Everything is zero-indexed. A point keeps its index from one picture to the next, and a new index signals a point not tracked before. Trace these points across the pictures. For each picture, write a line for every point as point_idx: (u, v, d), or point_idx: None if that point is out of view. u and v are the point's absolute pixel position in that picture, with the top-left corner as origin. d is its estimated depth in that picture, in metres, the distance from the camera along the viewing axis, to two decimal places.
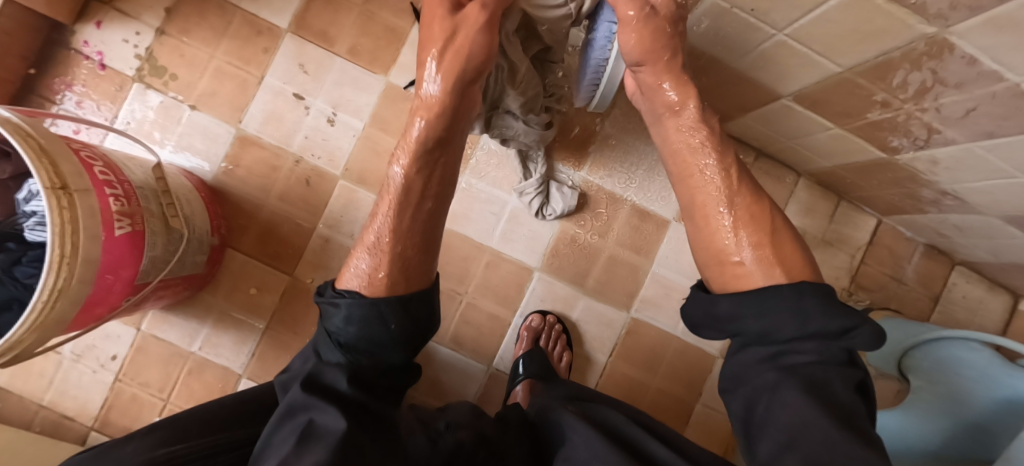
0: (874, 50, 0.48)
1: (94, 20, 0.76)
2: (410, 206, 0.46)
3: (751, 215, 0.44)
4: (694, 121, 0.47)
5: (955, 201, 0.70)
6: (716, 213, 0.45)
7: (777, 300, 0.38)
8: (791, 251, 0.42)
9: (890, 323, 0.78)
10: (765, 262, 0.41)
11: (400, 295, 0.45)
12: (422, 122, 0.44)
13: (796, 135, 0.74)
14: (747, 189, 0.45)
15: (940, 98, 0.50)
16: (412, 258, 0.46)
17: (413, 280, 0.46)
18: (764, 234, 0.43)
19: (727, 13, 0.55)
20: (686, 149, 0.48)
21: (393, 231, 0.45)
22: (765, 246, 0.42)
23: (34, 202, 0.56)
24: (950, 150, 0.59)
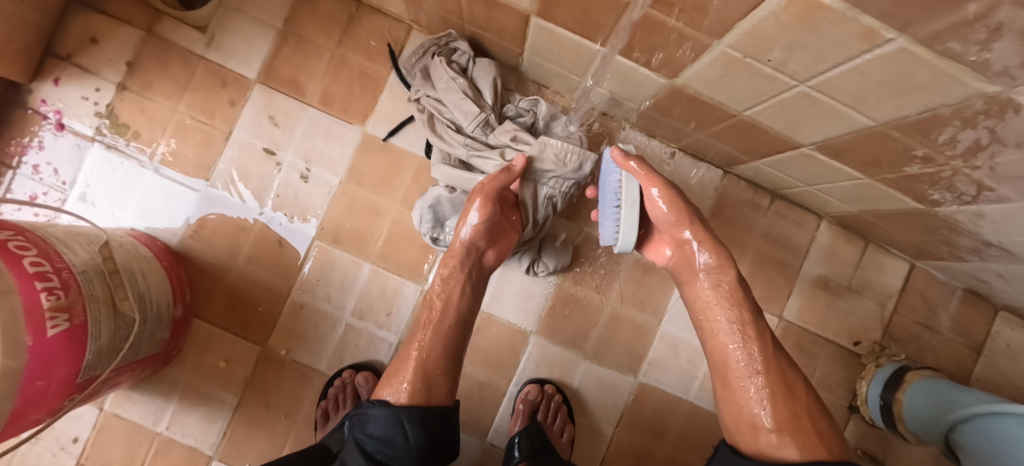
0: (917, 105, 0.40)
1: (51, 77, 0.71)
2: (438, 330, 0.55)
3: (784, 388, 0.48)
4: (722, 305, 0.53)
5: (1002, 253, 0.61)
6: (744, 381, 0.50)
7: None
8: (815, 421, 0.46)
9: (929, 390, 0.68)
10: (796, 434, 0.45)
11: (419, 409, 0.49)
12: (447, 270, 0.57)
13: (815, 181, 0.66)
14: (769, 359, 0.49)
15: (996, 157, 0.43)
16: (439, 377, 0.53)
17: (433, 396, 0.52)
18: (796, 404, 0.47)
19: (736, 63, 0.46)
20: (714, 326, 0.53)
21: (422, 349, 0.53)
22: (798, 419, 0.46)
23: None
24: (1000, 207, 0.51)
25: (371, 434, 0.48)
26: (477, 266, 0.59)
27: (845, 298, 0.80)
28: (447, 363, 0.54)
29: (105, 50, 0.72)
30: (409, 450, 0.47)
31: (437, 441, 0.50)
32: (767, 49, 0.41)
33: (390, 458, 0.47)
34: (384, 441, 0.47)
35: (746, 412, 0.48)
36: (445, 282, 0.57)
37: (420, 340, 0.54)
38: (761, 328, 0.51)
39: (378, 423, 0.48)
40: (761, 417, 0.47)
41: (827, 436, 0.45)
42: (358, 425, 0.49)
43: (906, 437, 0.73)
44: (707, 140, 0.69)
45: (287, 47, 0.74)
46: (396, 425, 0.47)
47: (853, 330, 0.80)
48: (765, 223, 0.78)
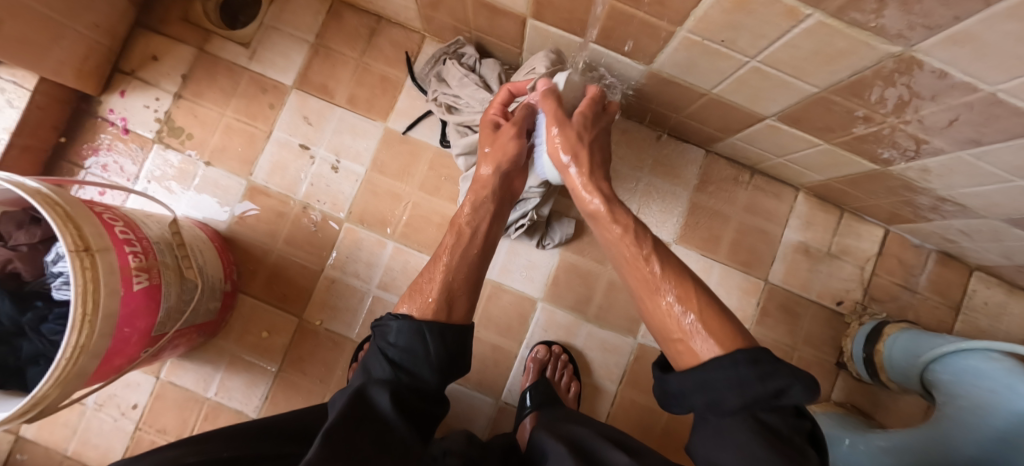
0: (845, 70, 0.49)
1: (118, 90, 0.83)
2: (459, 248, 0.61)
3: (678, 286, 0.51)
4: (623, 227, 0.58)
5: (956, 207, 0.68)
6: (661, 294, 0.51)
7: (720, 374, 0.42)
8: (723, 326, 0.46)
9: (904, 338, 0.74)
10: (703, 329, 0.46)
11: (438, 324, 0.52)
12: (467, 203, 0.64)
13: (784, 152, 0.75)
14: (659, 260, 0.54)
15: (920, 110, 0.51)
16: (460, 297, 0.58)
17: (455, 313, 0.56)
18: (695, 302, 0.49)
19: (697, 46, 0.55)
20: (610, 234, 0.59)
21: (446, 270, 0.58)
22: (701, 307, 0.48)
23: (61, 263, 0.58)
24: (940, 160, 0.58)
25: (394, 343, 0.51)
26: (505, 190, 0.67)
27: (824, 264, 0.86)
28: (469, 285, 0.60)
29: (163, 65, 0.84)
30: (428, 362, 0.50)
31: (453, 353, 0.53)
32: (718, 31, 0.51)
33: (413, 364, 0.50)
34: (407, 350, 0.50)
35: (670, 323, 0.49)
36: (473, 210, 0.64)
37: (445, 259, 0.60)
38: (637, 229, 0.57)
39: (400, 333, 0.51)
40: (680, 328, 0.48)
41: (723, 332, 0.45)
42: (381, 334, 0.53)
43: (889, 386, 0.79)
44: (687, 121, 0.78)
45: (317, 58, 0.85)
46: (418, 335, 0.51)
47: (836, 292, 0.86)
48: (746, 197, 0.86)
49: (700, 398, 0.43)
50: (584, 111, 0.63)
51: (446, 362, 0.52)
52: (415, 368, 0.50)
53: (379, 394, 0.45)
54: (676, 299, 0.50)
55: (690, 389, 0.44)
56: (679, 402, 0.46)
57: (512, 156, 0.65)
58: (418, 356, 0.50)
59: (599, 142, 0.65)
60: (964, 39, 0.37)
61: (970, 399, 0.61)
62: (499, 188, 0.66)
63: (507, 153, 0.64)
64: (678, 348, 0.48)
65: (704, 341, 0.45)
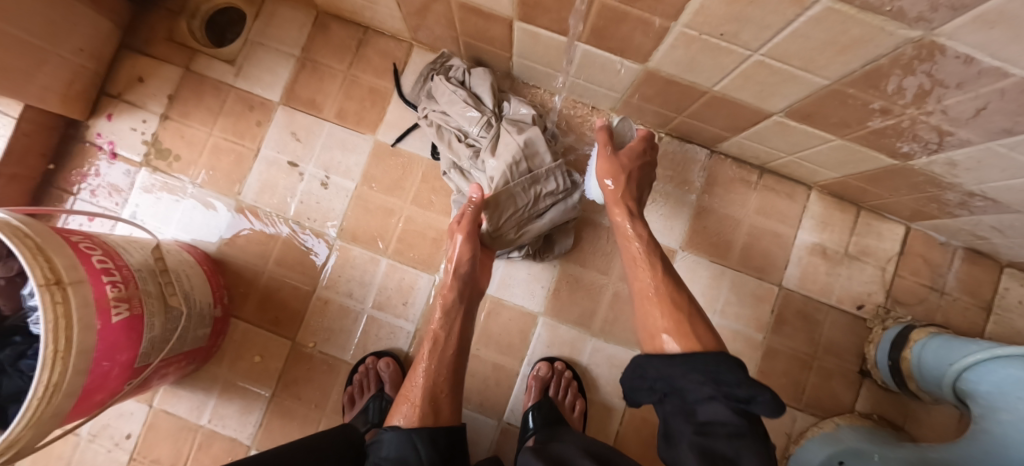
0: (859, 59, 0.45)
1: (104, 113, 0.82)
2: (438, 353, 0.61)
3: (668, 301, 0.53)
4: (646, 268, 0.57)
5: (985, 201, 0.63)
6: (657, 338, 0.51)
7: (696, 365, 0.43)
8: (694, 328, 0.49)
9: (933, 344, 0.68)
10: (685, 339, 0.48)
11: (428, 430, 0.53)
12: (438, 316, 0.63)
13: (793, 149, 0.71)
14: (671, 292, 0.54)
15: (943, 100, 0.46)
16: (445, 398, 0.59)
17: (443, 416, 0.57)
18: (682, 319, 0.50)
19: (695, 41, 0.52)
20: (631, 252, 0.60)
21: (427, 376, 0.59)
22: (681, 324, 0.50)
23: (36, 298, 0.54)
24: (967, 152, 0.54)
25: (387, 456, 0.51)
26: (473, 289, 0.66)
27: (843, 266, 0.81)
28: (450, 386, 0.60)
29: (149, 87, 0.83)
30: None
31: (446, 455, 0.53)
32: (718, 24, 0.47)
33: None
34: (398, 461, 0.50)
35: (650, 324, 0.52)
36: (445, 314, 0.63)
37: (424, 366, 0.59)
38: (654, 259, 0.58)
39: (392, 444, 0.52)
40: (659, 329, 0.51)
41: (705, 337, 0.48)
42: (375, 451, 0.53)
43: (919, 395, 0.73)
44: (689, 122, 0.74)
45: (304, 72, 0.83)
46: (408, 443, 0.51)
47: (856, 295, 0.81)
48: (757, 197, 0.81)
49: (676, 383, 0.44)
50: (634, 145, 0.65)
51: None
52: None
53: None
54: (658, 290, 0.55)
55: (679, 375, 0.44)
56: (645, 385, 0.47)
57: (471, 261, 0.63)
58: (413, 460, 0.50)
59: (641, 175, 0.65)
60: (996, 20, 0.33)
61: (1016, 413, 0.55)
62: (462, 290, 0.64)
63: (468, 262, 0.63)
64: (660, 345, 0.50)
65: (682, 346, 0.48)
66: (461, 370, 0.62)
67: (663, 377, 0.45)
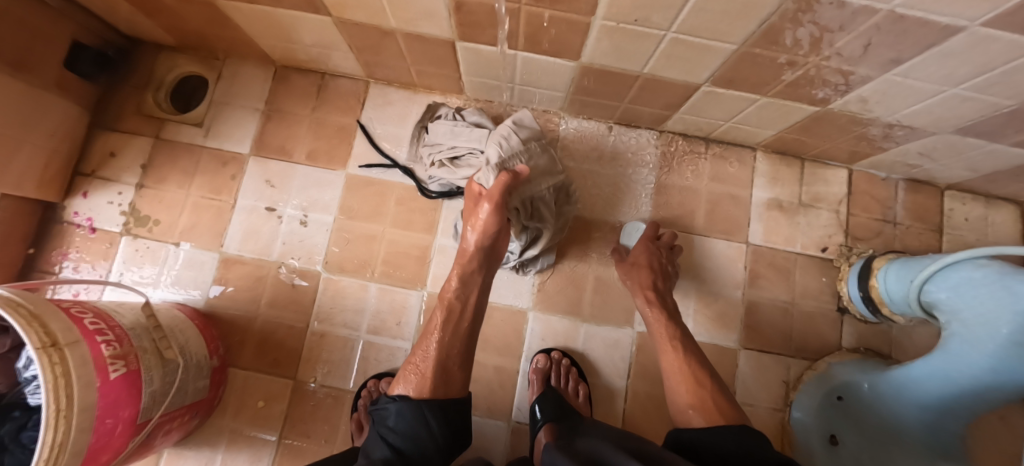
0: (754, 21, 0.52)
1: (80, 192, 0.84)
2: (452, 323, 0.61)
3: (694, 379, 0.61)
4: (676, 353, 0.65)
5: (905, 130, 0.70)
6: (690, 413, 0.58)
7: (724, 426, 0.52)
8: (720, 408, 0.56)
9: (896, 269, 0.72)
10: (711, 417, 0.56)
11: (438, 402, 0.56)
12: (456, 276, 0.62)
13: (729, 115, 0.77)
14: (692, 368, 0.63)
15: (835, 43, 0.53)
16: (457, 371, 0.60)
17: (451, 387, 0.58)
18: (704, 392, 0.59)
19: (616, 31, 0.58)
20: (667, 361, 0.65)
21: (440, 347, 0.59)
22: (704, 401, 0.58)
23: (32, 366, 0.54)
24: (872, 86, 0.61)
25: (394, 428, 0.53)
26: (491, 259, 0.64)
27: (801, 214, 0.86)
28: (464, 358, 0.61)
29: (122, 159, 0.86)
30: (431, 439, 0.54)
31: (453, 429, 0.56)
32: (630, 12, 0.53)
33: (416, 447, 0.53)
34: (407, 434, 0.53)
35: (681, 404, 0.60)
36: (462, 284, 0.62)
37: (437, 336, 0.60)
38: (677, 341, 0.66)
39: (400, 417, 0.54)
40: (688, 405, 0.59)
41: (728, 413, 0.55)
42: (381, 418, 0.55)
43: (896, 320, 0.76)
44: (632, 107, 0.80)
45: (271, 122, 0.88)
46: (419, 419, 0.54)
47: (819, 239, 0.86)
48: (709, 165, 0.87)
49: (701, 443, 0.51)
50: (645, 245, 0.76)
51: (448, 434, 0.56)
52: (418, 451, 0.53)
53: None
54: (688, 384, 0.61)
55: (705, 433, 0.52)
56: (685, 452, 0.52)
57: (492, 232, 0.60)
58: (424, 432, 0.54)
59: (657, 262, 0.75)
60: None
61: (970, 310, 0.59)
62: (484, 260, 0.63)
63: (486, 231, 0.60)
64: (689, 418, 0.58)
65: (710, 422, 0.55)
66: (473, 340, 0.62)
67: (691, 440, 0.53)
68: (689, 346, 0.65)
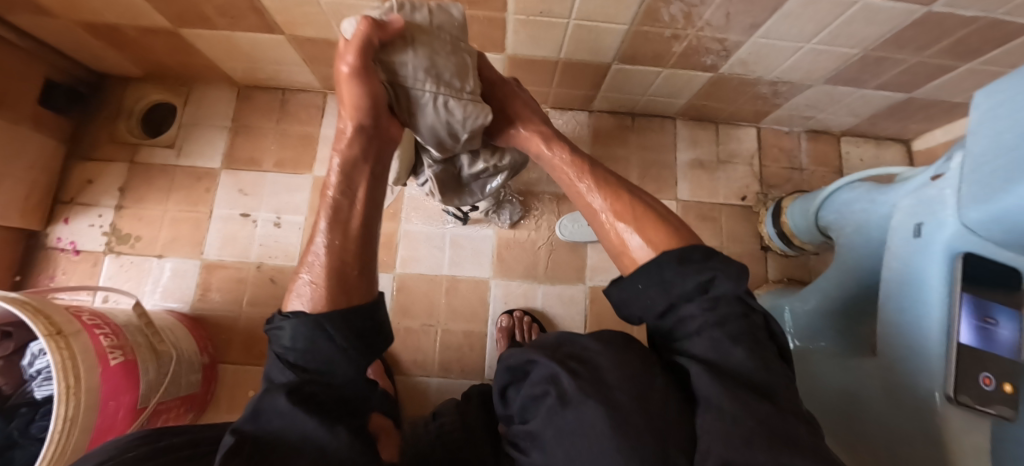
0: (633, 4, 0.63)
1: (62, 219, 0.90)
2: (338, 225, 0.39)
3: (626, 206, 0.43)
4: (602, 188, 0.45)
5: (787, 85, 0.83)
6: (627, 248, 0.42)
7: (676, 277, 0.36)
8: (670, 227, 0.40)
9: (797, 204, 0.85)
10: (654, 242, 0.39)
11: (340, 311, 0.36)
12: (337, 158, 0.40)
13: (643, 89, 0.89)
14: (611, 187, 0.45)
15: (703, 16, 0.65)
16: (356, 274, 0.39)
17: (353, 294, 0.38)
18: (633, 211, 0.42)
19: (528, 23, 0.69)
20: (579, 198, 0.47)
21: (329, 250, 0.38)
22: (672, 234, 0.40)
23: (40, 360, 0.60)
24: (747, 49, 0.73)
25: (289, 347, 0.36)
26: (384, 142, 0.43)
27: (721, 170, 0.98)
28: (359, 262, 0.39)
29: (100, 185, 0.92)
30: (343, 353, 0.36)
31: (366, 338, 0.37)
32: (534, 6, 0.64)
33: (325, 365, 0.36)
34: (306, 349, 0.36)
35: (611, 236, 0.43)
36: (345, 181, 0.40)
37: (322, 243, 0.38)
38: (605, 176, 0.47)
39: (292, 335, 0.36)
40: (622, 237, 0.42)
41: (679, 229, 0.40)
42: (274, 339, 0.38)
43: (806, 248, 0.88)
44: (562, 91, 0.92)
45: (238, 137, 0.95)
46: (318, 337, 0.35)
47: (739, 189, 0.98)
48: (637, 136, 0.99)
49: (649, 295, 0.38)
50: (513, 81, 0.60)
51: (366, 345, 0.37)
52: (326, 368, 0.36)
53: (275, 397, 0.34)
54: (612, 211, 0.43)
55: (642, 279, 0.38)
56: (630, 310, 0.41)
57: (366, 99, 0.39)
58: (326, 352, 0.36)
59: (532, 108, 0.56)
60: None
61: (848, 225, 0.72)
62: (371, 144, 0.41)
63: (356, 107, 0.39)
64: (629, 261, 0.41)
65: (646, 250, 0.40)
66: (373, 242, 0.41)
67: (629, 283, 0.40)
68: (601, 175, 0.47)
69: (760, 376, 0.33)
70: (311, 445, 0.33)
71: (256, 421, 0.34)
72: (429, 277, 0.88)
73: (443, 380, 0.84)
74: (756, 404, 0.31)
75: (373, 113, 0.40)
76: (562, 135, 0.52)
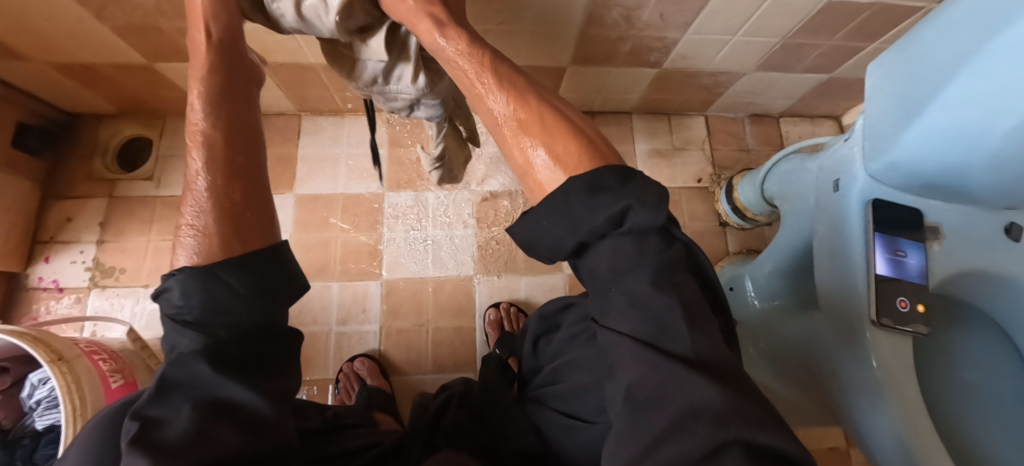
0: (578, 12, 0.71)
1: (42, 258, 0.90)
2: (203, 146, 0.34)
3: (531, 115, 0.35)
4: (505, 94, 0.36)
5: (724, 75, 0.93)
6: (534, 168, 0.34)
7: (590, 210, 0.30)
8: (572, 138, 0.33)
9: (745, 181, 0.94)
10: (562, 159, 0.33)
11: (239, 256, 0.32)
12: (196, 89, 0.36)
13: (598, 88, 0.97)
14: (519, 94, 0.36)
15: (641, 18, 0.73)
16: (253, 216, 0.35)
17: (248, 235, 0.34)
18: (541, 125, 0.34)
19: (487, 35, 0.76)
20: (484, 111, 0.37)
21: (212, 189, 0.33)
22: (579, 148, 0.33)
23: (45, 387, 0.60)
24: (684, 45, 0.82)
25: (179, 302, 0.31)
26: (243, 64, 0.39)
27: (676, 157, 1.07)
28: (237, 189, 0.34)
29: (79, 222, 0.93)
30: (245, 301, 0.32)
31: (273, 286, 0.34)
32: (491, 19, 0.71)
33: (222, 314, 0.31)
34: (205, 305, 0.31)
35: (521, 157, 0.35)
36: (215, 97, 0.36)
37: (193, 169, 0.34)
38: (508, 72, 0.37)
39: (181, 290, 0.31)
40: (528, 155, 0.34)
41: (593, 148, 0.33)
42: (162, 301, 0.32)
43: (759, 221, 0.97)
44: None
45: None
46: (210, 288, 0.31)
47: (695, 173, 1.06)
48: (598, 132, 1.07)
49: (561, 225, 0.32)
50: None
51: (265, 285, 0.33)
52: (227, 320, 0.31)
53: (189, 368, 0.29)
54: (517, 123, 0.35)
55: (553, 203, 0.32)
56: (546, 240, 0.34)
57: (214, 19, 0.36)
58: (220, 300, 0.31)
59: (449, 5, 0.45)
60: None
61: (787, 193, 0.80)
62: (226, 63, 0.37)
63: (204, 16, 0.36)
64: (535, 180, 0.35)
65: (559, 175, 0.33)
66: (264, 178, 0.37)
67: (539, 209, 0.33)
68: (505, 73, 0.37)
69: (679, 339, 0.29)
70: (235, 411, 0.30)
71: (162, 403, 0.29)
72: (415, 279, 0.93)
73: (437, 376, 0.88)
74: (678, 376, 0.28)
75: (227, 9, 0.37)
76: (462, 26, 0.41)
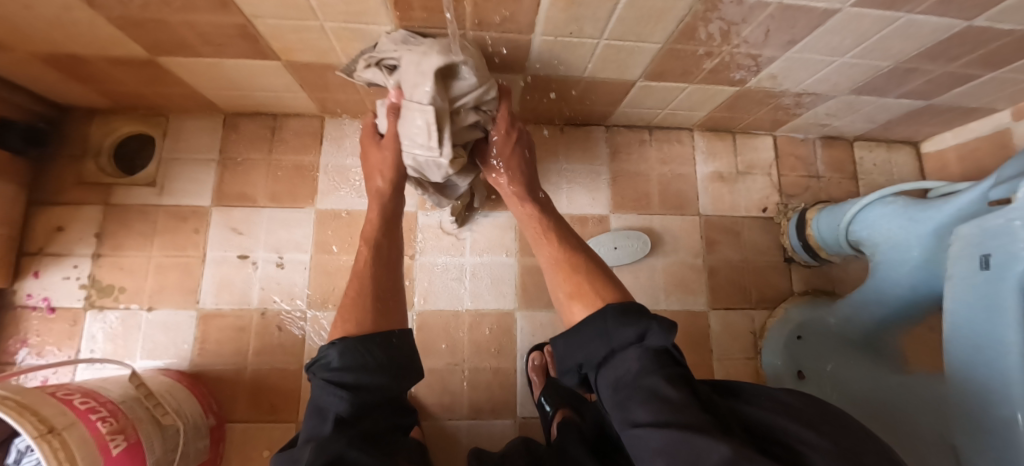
0: (671, 22, 0.58)
1: (31, 272, 0.79)
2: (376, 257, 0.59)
3: (571, 268, 0.57)
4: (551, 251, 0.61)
5: (811, 96, 0.81)
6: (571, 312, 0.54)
7: (603, 332, 0.48)
8: (596, 291, 0.53)
9: (825, 214, 0.84)
10: (591, 308, 0.52)
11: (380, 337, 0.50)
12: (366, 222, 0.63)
13: (664, 103, 0.85)
14: (567, 253, 0.59)
15: (741, 34, 0.61)
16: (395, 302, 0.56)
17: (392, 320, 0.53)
18: (582, 282, 0.55)
19: (554, 44, 0.64)
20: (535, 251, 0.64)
21: (363, 283, 0.55)
22: (593, 292, 0.54)
23: (28, 456, 0.52)
24: (779, 64, 0.70)
25: (338, 368, 0.46)
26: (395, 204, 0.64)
27: (740, 182, 0.96)
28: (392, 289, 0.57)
29: (72, 232, 0.82)
30: (380, 371, 0.48)
31: (397, 360, 0.50)
32: (564, 26, 0.59)
33: (367, 379, 0.47)
34: (356, 372, 0.47)
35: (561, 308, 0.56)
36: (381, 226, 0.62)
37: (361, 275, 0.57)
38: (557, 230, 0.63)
39: (342, 356, 0.47)
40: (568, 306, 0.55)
41: (608, 294, 0.53)
42: (321, 367, 0.48)
43: (832, 260, 0.88)
44: (579, 108, 0.87)
45: (227, 170, 0.87)
46: (362, 354, 0.47)
47: (759, 201, 0.96)
48: (655, 150, 0.95)
49: (586, 345, 0.49)
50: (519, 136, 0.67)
51: (396, 364, 0.50)
52: (369, 383, 0.47)
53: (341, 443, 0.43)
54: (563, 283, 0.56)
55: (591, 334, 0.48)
56: (572, 363, 0.51)
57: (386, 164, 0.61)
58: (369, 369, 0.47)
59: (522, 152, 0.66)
60: None
61: (884, 241, 0.71)
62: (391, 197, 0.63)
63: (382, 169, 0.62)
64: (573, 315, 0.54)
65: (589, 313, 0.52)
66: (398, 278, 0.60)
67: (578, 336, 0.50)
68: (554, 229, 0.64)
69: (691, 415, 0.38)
70: None
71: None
72: (449, 313, 0.83)
73: (473, 421, 0.80)
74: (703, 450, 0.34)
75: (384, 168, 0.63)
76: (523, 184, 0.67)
